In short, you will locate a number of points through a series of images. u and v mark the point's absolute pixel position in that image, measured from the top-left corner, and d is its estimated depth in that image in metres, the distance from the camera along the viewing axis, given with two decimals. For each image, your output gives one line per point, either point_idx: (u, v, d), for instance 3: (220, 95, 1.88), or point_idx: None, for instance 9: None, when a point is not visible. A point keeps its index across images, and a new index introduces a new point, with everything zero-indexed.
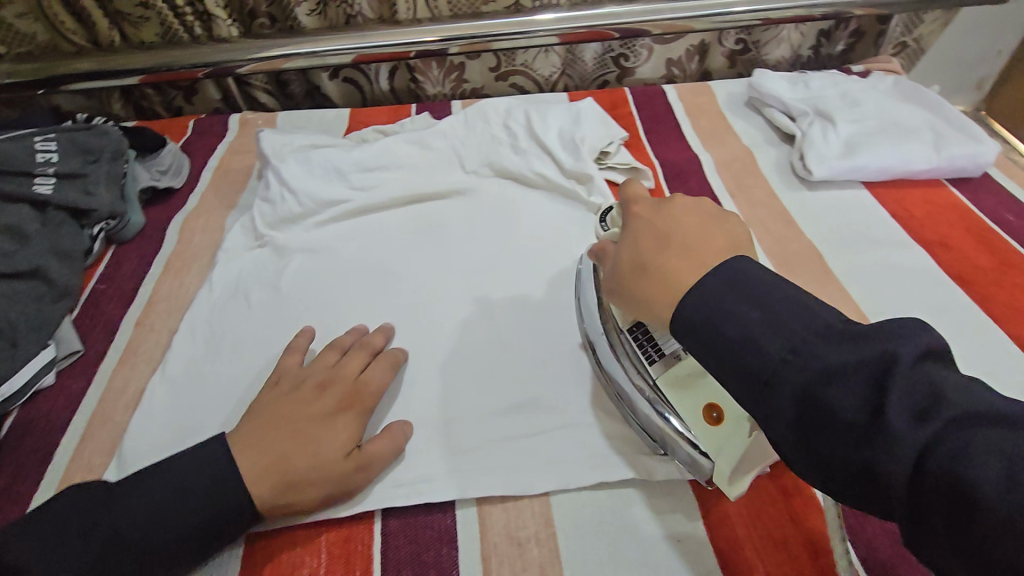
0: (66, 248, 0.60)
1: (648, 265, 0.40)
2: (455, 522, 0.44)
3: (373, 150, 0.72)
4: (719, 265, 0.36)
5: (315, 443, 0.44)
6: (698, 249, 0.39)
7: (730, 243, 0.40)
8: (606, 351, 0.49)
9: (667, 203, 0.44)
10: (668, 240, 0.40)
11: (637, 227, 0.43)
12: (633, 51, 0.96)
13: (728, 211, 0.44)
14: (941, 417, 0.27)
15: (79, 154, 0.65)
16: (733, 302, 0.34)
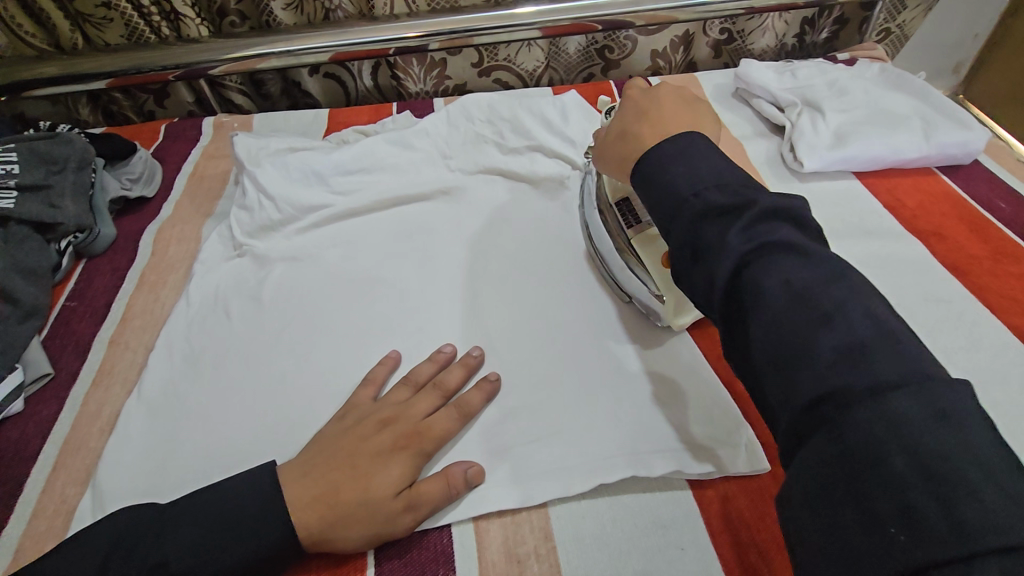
0: (31, 265, 0.58)
1: (632, 131, 0.46)
2: (452, 541, 0.42)
3: (353, 151, 0.70)
4: (683, 140, 0.40)
5: (375, 480, 0.41)
6: (669, 121, 0.45)
7: (694, 119, 0.46)
8: (594, 224, 0.60)
9: (658, 86, 0.49)
10: (649, 112, 0.46)
11: (626, 104, 0.49)
12: (617, 43, 0.94)
13: (703, 100, 0.49)
14: (868, 348, 0.29)
15: (41, 164, 0.62)
16: (675, 153, 0.40)
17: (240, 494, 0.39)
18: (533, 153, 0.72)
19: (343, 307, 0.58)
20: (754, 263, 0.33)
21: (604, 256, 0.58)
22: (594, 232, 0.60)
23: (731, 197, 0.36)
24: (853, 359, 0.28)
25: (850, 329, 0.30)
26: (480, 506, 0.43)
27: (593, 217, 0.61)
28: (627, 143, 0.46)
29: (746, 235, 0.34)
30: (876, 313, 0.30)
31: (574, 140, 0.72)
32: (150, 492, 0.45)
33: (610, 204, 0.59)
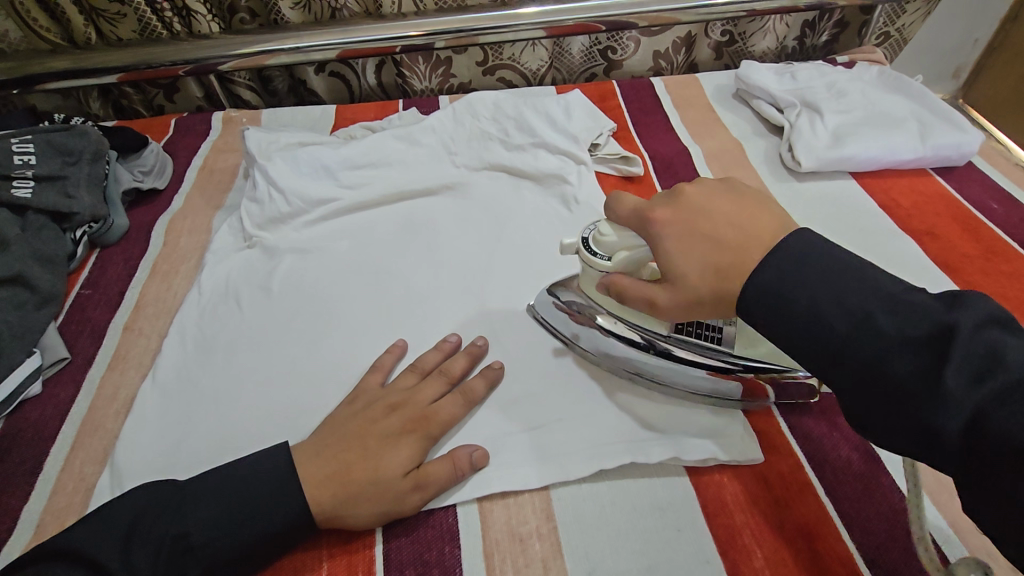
0: (48, 253, 0.59)
1: (718, 270, 0.38)
2: (457, 520, 0.43)
3: (362, 146, 0.71)
4: (782, 255, 0.37)
5: (385, 462, 0.42)
6: (752, 234, 0.39)
7: (770, 217, 0.40)
8: (655, 365, 0.49)
9: (682, 199, 0.42)
10: (722, 244, 0.39)
11: (672, 234, 0.41)
12: (620, 44, 0.96)
13: (731, 181, 0.44)
14: (1010, 389, 0.30)
15: (57, 156, 0.64)
16: (783, 278, 0.36)
17: (253, 472, 0.41)
18: (537, 150, 0.73)
19: (352, 297, 0.59)
20: (907, 341, 0.33)
21: (688, 385, 0.49)
22: (662, 366, 0.49)
23: (852, 276, 0.35)
24: (1004, 405, 0.30)
25: (987, 358, 0.31)
26: (483, 488, 0.44)
27: (647, 358, 0.50)
28: (716, 291, 0.38)
29: (884, 311, 0.34)
30: (992, 334, 0.32)
31: (577, 137, 0.74)
32: (165, 471, 0.46)
33: (664, 335, 0.49)
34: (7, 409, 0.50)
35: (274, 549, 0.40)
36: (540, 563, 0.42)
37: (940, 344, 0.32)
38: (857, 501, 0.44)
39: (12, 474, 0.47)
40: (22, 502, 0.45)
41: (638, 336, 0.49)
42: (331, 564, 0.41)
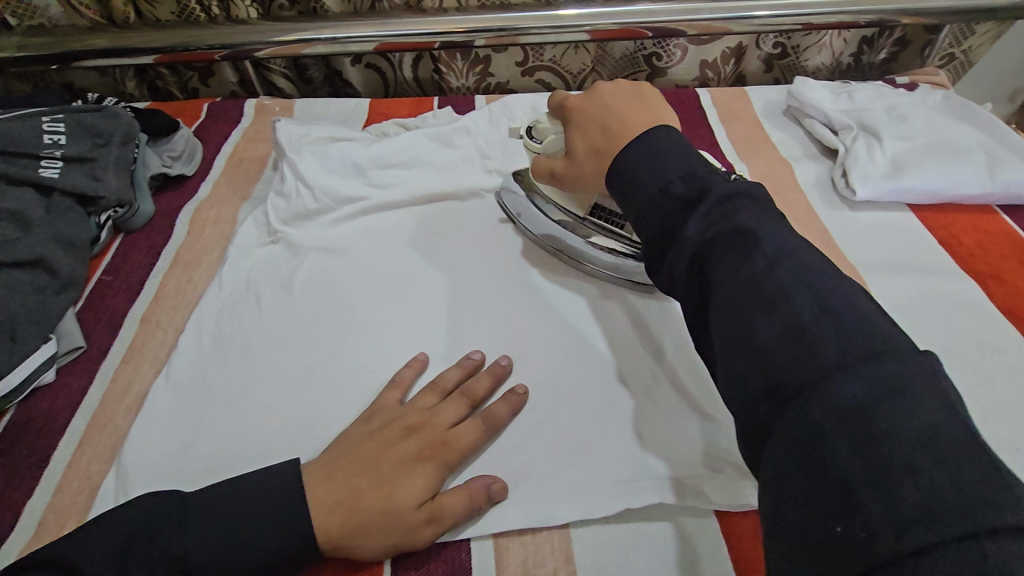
0: (71, 237, 0.58)
1: (596, 142, 0.47)
2: (471, 556, 0.41)
3: (393, 144, 0.69)
4: (648, 138, 0.41)
5: (397, 489, 0.40)
6: (629, 118, 0.46)
7: (650, 111, 0.47)
8: (577, 246, 0.59)
9: (596, 92, 0.50)
10: (607, 123, 0.46)
11: (576, 122, 0.50)
12: (666, 51, 0.92)
13: (644, 85, 0.51)
14: (828, 340, 0.29)
15: (88, 137, 0.64)
16: (648, 167, 0.40)
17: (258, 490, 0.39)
18: None
19: (374, 304, 0.57)
20: (751, 282, 0.32)
21: (586, 256, 0.59)
22: (577, 245, 0.59)
23: (715, 219, 0.35)
24: (817, 346, 0.29)
25: (818, 311, 0.30)
26: (502, 523, 0.42)
27: (569, 236, 0.59)
28: (593, 163, 0.47)
29: (728, 250, 0.34)
30: (836, 293, 0.31)
31: None
32: (172, 479, 0.45)
33: (584, 218, 0.58)
34: (20, 395, 0.49)
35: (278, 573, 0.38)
36: None
37: (779, 287, 0.32)
38: None
39: (20, 464, 0.46)
40: (28, 496, 0.44)
41: (564, 216, 0.59)
42: None
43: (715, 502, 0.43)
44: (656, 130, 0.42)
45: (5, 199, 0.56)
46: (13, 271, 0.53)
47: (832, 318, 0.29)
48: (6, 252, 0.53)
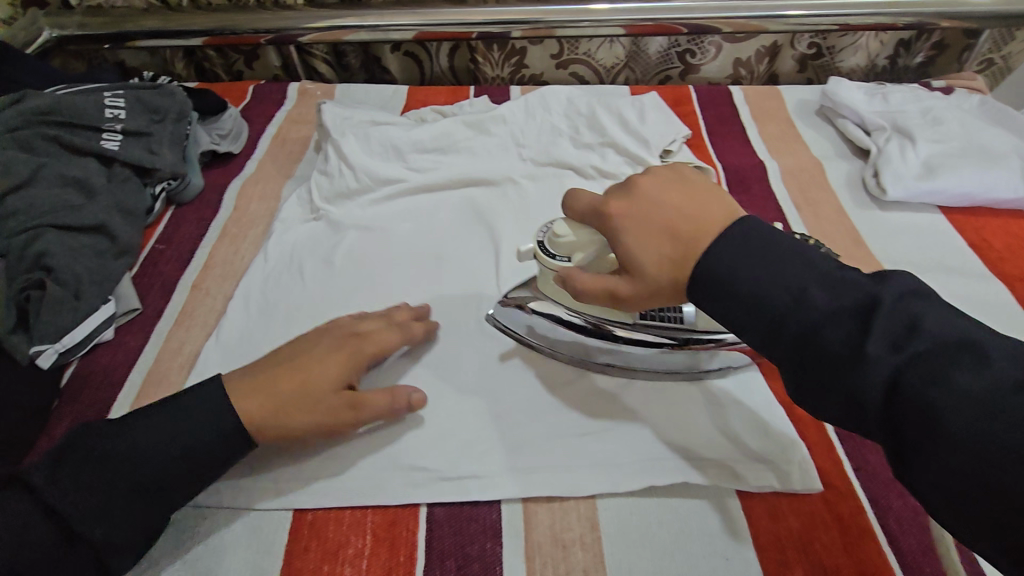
0: (130, 206, 0.61)
1: (670, 258, 0.38)
2: (501, 518, 0.44)
3: (431, 130, 0.71)
4: (741, 231, 0.37)
5: (318, 369, 0.46)
6: (702, 219, 0.38)
7: (723, 209, 0.38)
8: (621, 355, 0.51)
9: (636, 189, 0.41)
10: (676, 232, 0.38)
11: (626, 229, 0.40)
12: (700, 47, 0.93)
13: (688, 168, 0.43)
14: (924, 352, 0.30)
15: (144, 112, 0.67)
16: (736, 262, 0.36)
17: (203, 411, 0.43)
18: (606, 150, 0.72)
19: (411, 281, 0.59)
20: (837, 311, 0.33)
21: (647, 364, 0.51)
22: (630, 354, 0.51)
23: (770, 249, 0.36)
24: (925, 373, 0.30)
25: (907, 325, 0.31)
26: (532, 488, 0.44)
27: (616, 344, 0.51)
28: (674, 279, 0.38)
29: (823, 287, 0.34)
30: (914, 301, 0.32)
31: (650, 142, 0.71)
32: None
33: (633, 321, 0.50)
34: (83, 350, 0.52)
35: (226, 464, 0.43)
36: (581, 572, 0.41)
37: (863, 314, 0.32)
38: (926, 558, 0.41)
39: (82, 413, 0.49)
40: None
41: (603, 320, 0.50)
42: (374, 541, 0.43)
43: (734, 481, 0.45)
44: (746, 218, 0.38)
45: (71, 168, 0.60)
46: (76, 234, 0.56)
47: (923, 335, 0.31)
48: (71, 217, 0.56)
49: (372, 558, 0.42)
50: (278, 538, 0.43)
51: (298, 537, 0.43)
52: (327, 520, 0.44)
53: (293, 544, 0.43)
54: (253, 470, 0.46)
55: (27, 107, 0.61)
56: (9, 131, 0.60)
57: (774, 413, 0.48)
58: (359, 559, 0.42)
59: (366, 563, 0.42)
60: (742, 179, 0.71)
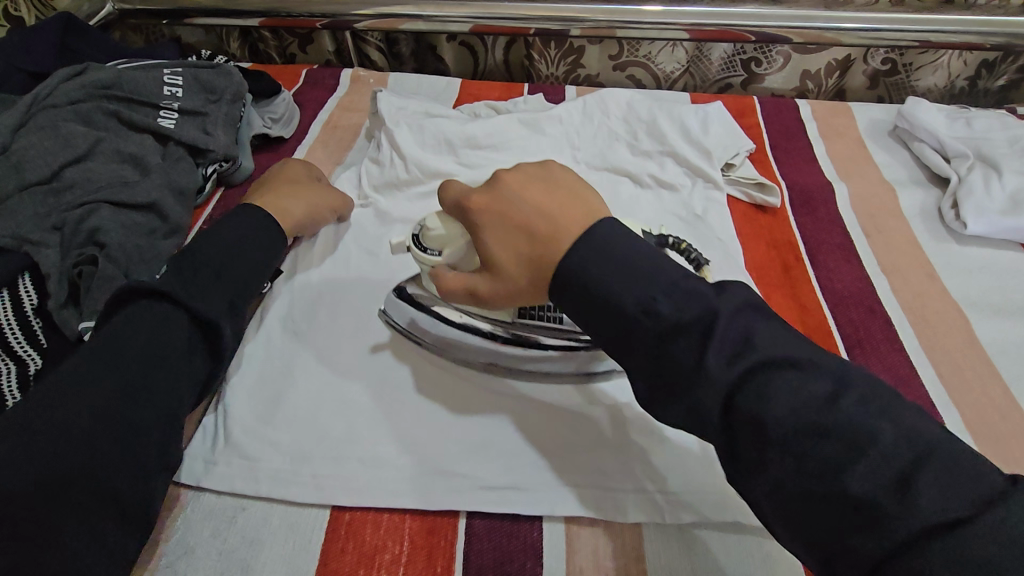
0: (181, 185, 0.60)
1: (522, 253, 0.38)
2: (543, 537, 0.42)
3: (485, 126, 0.69)
4: (588, 242, 0.35)
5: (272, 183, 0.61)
6: (561, 216, 0.37)
7: (582, 207, 0.38)
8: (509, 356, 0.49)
9: (499, 182, 0.41)
10: (530, 226, 0.38)
11: (488, 223, 0.40)
12: (767, 56, 0.88)
13: (556, 166, 0.42)
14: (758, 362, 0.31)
15: (202, 92, 0.67)
16: (591, 257, 0.35)
17: (232, 224, 0.52)
18: (664, 159, 0.69)
19: None
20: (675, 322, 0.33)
21: (528, 364, 0.49)
22: (512, 356, 0.49)
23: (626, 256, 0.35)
24: (754, 382, 0.31)
25: (740, 340, 0.32)
26: (576, 507, 0.43)
27: (499, 349, 0.48)
28: (531, 278, 0.38)
29: (658, 293, 0.34)
30: (756, 318, 0.33)
31: (712, 153, 0.68)
32: (264, 422, 0.47)
33: (507, 323, 0.48)
34: None
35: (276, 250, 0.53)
36: None
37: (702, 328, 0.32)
38: None
39: None
40: None
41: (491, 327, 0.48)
42: (412, 548, 0.41)
43: None
44: (599, 223, 0.36)
45: (127, 144, 0.60)
46: (130, 212, 0.56)
47: (755, 349, 0.31)
48: (125, 194, 0.56)
49: (409, 566, 0.41)
50: (314, 536, 0.42)
51: (334, 536, 0.42)
52: (365, 521, 0.43)
53: (328, 542, 0.42)
54: (292, 464, 0.45)
55: (88, 80, 0.61)
56: (71, 103, 0.60)
57: None
58: (396, 566, 0.41)
59: (402, 570, 0.40)
60: (807, 200, 0.67)
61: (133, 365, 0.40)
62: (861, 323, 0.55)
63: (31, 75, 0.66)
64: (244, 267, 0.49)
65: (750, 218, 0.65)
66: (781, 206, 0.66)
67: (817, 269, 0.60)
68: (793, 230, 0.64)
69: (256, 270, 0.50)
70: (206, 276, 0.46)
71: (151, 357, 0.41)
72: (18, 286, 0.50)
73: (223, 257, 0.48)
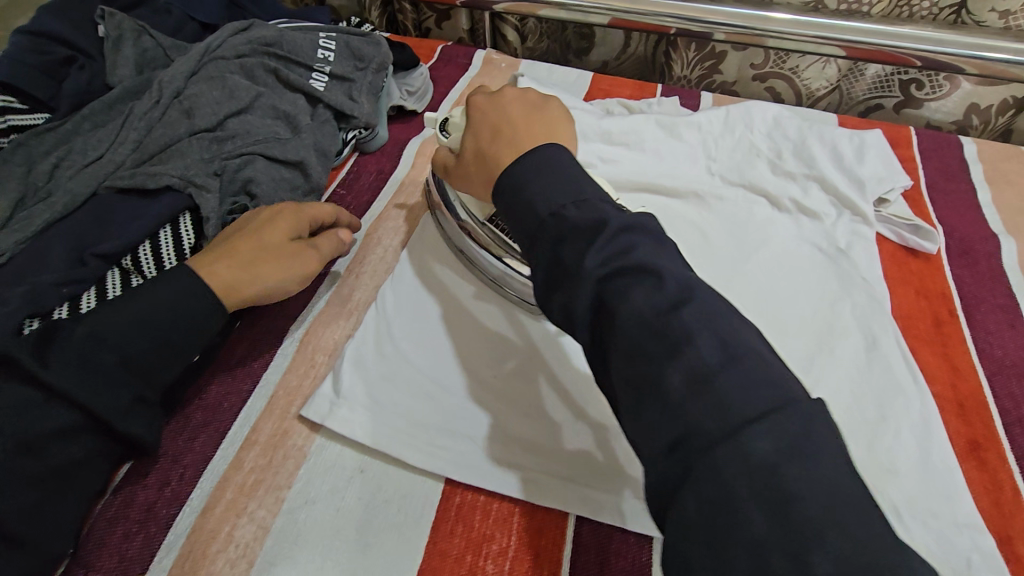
0: (325, 147, 0.62)
1: (479, 152, 0.44)
2: (652, 560, 0.41)
3: (621, 124, 0.67)
4: (538, 157, 0.38)
5: (263, 233, 0.49)
6: (525, 138, 0.41)
7: (548, 133, 0.42)
8: (469, 246, 0.55)
9: (501, 95, 0.45)
10: (498, 130, 0.43)
11: (473, 119, 0.45)
12: (931, 83, 0.80)
13: (552, 96, 0.46)
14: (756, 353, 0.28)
15: (351, 59, 0.69)
16: (541, 190, 0.37)
17: (162, 284, 0.44)
18: (809, 183, 0.64)
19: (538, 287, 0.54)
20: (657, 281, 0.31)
21: (483, 265, 0.54)
22: (469, 248, 0.55)
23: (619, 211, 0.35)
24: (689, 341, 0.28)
25: None
26: None
27: (468, 242, 0.55)
28: (481, 171, 0.43)
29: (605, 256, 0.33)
30: None
31: (867, 184, 0.63)
32: (382, 385, 0.48)
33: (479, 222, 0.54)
34: None
35: (206, 313, 0.44)
36: None
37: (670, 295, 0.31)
38: None
39: (257, 342, 0.52)
40: (263, 369, 0.50)
41: (464, 219, 0.55)
42: (519, 545, 0.42)
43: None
44: (545, 147, 0.38)
45: (282, 102, 0.62)
46: (280, 167, 0.58)
47: None
48: (278, 150, 0.58)
49: (515, 562, 0.41)
50: (425, 515, 0.43)
51: (444, 518, 0.43)
52: (474, 508, 0.43)
53: (439, 522, 0.42)
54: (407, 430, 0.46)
55: (254, 36, 0.64)
56: (237, 57, 0.63)
57: (982, 539, 0.41)
58: (502, 560, 0.41)
59: (509, 565, 0.41)
60: (966, 249, 0.61)
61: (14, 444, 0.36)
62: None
63: (200, 24, 0.69)
64: (139, 327, 0.42)
65: (899, 260, 0.60)
66: (936, 253, 0.60)
67: (974, 328, 0.54)
68: (948, 281, 0.58)
69: (165, 341, 0.42)
70: (87, 348, 0.40)
71: (30, 446, 0.37)
72: (180, 225, 0.53)
73: (126, 325, 0.41)
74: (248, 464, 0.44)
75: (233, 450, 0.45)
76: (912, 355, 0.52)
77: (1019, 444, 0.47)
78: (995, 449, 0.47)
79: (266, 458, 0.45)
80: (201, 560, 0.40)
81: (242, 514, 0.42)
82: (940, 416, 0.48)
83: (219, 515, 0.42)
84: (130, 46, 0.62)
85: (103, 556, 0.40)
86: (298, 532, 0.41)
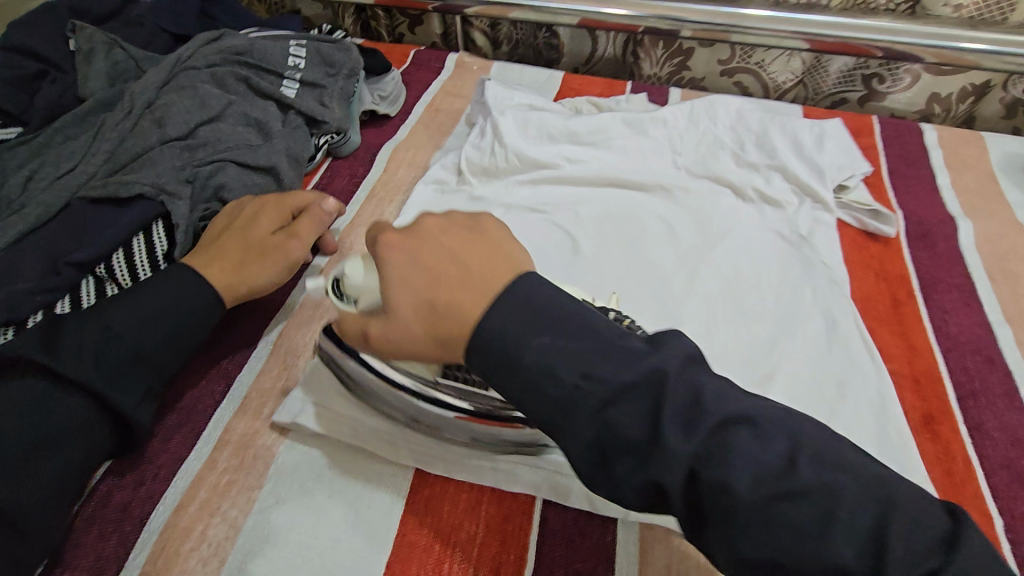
0: (297, 152, 0.63)
1: (426, 309, 0.34)
2: (615, 543, 0.42)
3: (588, 122, 0.69)
4: (500, 311, 0.32)
5: (241, 224, 0.53)
6: (478, 280, 0.34)
7: (502, 271, 0.34)
8: (426, 413, 0.44)
9: (416, 226, 0.38)
10: (441, 278, 0.34)
11: (391, 265, 0.36)
12: (891, 73, 0.82)
13: (486, 218, 0.39)
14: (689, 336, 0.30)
15: (322, 65, 0.70)
16: (504, 343, 0.31)
17: (161, 280, 0.46)
18: (771, 173, 0.66)
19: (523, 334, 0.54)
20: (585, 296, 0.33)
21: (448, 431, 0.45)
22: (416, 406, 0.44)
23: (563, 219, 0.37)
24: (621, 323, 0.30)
25: None
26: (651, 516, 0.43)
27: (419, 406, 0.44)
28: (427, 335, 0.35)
29: None
30: None
31: (827, 173, 0.64)
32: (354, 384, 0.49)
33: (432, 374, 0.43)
34: None
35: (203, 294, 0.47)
36: None
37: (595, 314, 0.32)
38: None
39: (231, 345, 0.53)
40: (237, 370, 0.51)
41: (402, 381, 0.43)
42: (487, 531, 0.43)
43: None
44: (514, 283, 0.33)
45: (253, 110, 0.63)
46: (251, 173, 0.59)
47: None
48: (249, 156, 0.59)
49: (483, 548, 0.42)
50: (395, 506, 0.44)
51: (414, 508, 0.44)
52: (444, 497, 0.44)
53: (409, 512, 0.44)
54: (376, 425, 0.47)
55: (225, 47, 0.66)
56: (208, 67, 0.65)
57: None
58: (470, 546, 0.42)
59: (476, 551, 0.42)
60: (924, 232, 0.63)
61: (30, 437, 0.38)
62: (977, 372, 0.51)
63: (172, 36, 0.71)
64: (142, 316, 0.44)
65: (860, 245, 0.62)
66: (895, 236, 0.62)
67: (931, 308, 0.56)
68: (906, 263, 0.60)
69: (174, 338, 0.45)
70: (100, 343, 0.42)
71: (43, 441, 0.38)
72: (153, 232, 0.54)
73: (136, 322, 0.43)
74: (222, 463, 0.45)
75: (207, 450, 0.46)
76: (871, 335, 0.54)
77: (973, 418, 0.48)
78: (949, 422, 0.48)
79: (238, 457, 0.46)
80: (173, 558, 0.41)
81: (215, 512, 0.43)
82: (897, 391, 0.50)
83: (192, 513, 0.43)
84: (102, 59, 0.63)
85: (78, 556, 0.41)
86: (270, 527, 0.42)
